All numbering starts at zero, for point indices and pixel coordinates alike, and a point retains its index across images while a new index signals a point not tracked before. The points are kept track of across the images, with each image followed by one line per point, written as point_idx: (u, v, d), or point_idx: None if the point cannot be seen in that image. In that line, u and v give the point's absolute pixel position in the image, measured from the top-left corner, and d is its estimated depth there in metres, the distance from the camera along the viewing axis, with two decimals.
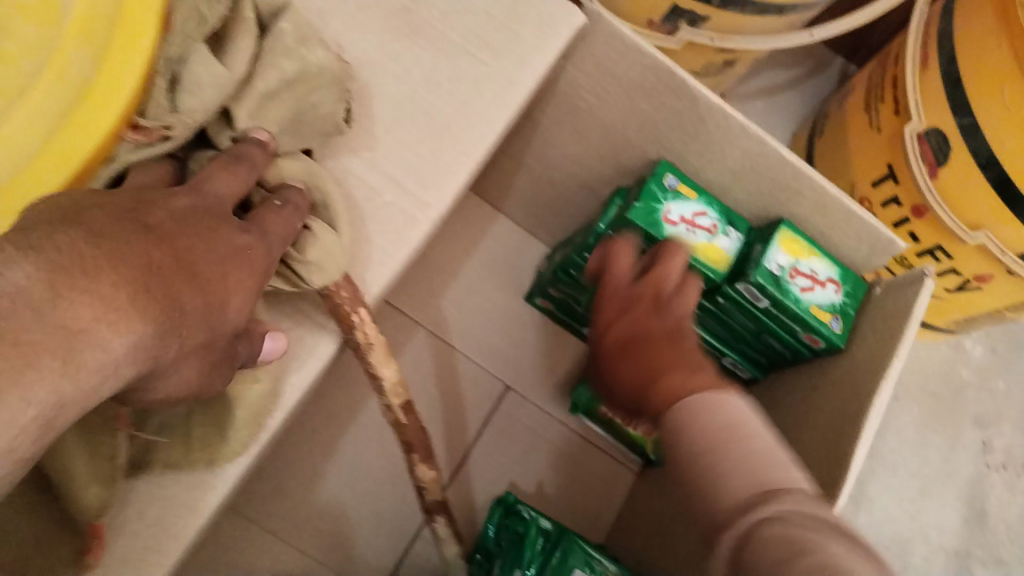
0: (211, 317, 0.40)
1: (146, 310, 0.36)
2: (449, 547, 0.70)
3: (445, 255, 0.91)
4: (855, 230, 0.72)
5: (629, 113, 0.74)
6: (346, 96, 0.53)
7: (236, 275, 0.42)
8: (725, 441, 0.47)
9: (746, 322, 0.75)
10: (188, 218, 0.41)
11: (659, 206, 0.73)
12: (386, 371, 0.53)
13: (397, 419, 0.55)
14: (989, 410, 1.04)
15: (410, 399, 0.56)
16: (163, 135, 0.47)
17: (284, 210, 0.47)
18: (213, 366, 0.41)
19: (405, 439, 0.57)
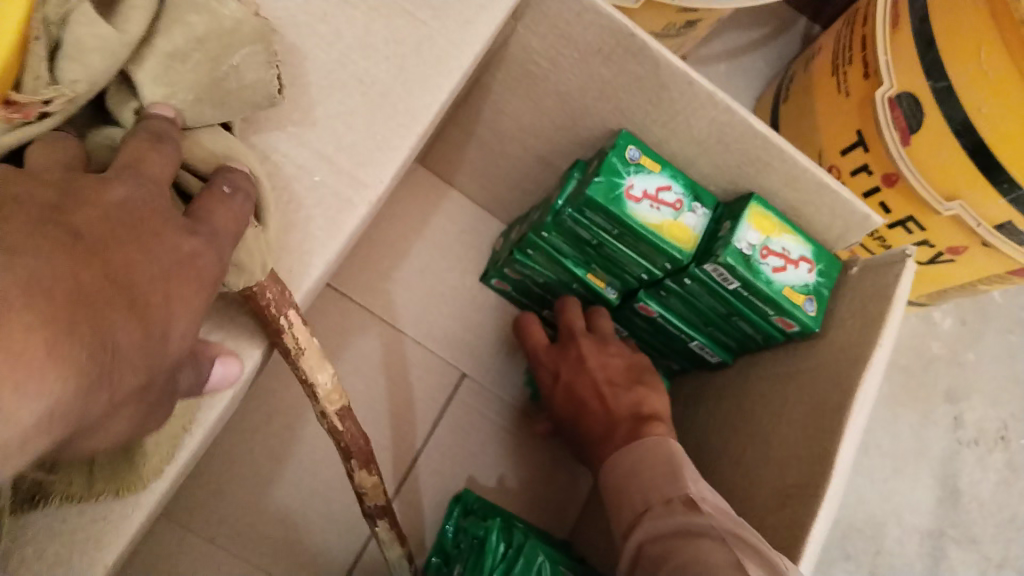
0: (153, 351, 0.30)
1: (75, 355, 0.26)
2: (393, 548, 0.63)
3: (393, 235, 0.84)
4: (829, 204, 0.67)
5: (587, 79, 0.68)
6: (271, 62, 0.47)
7: (182, 293, 0.32)
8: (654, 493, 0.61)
9: (714, 304, 0.70)
10: (122, 217, 0.32)
11: (621, 180, 0.67)
12: (320, 377, 0.46)
13: (332, 426, 0.48)
14: (960, 383, 1.01)
15: (348, 403, 0.49)
16: (41, 112, 0.40)
17: (232, 200, 0.38)
18: (150, 408, 0.32)
19: (342, 446, 0.50)
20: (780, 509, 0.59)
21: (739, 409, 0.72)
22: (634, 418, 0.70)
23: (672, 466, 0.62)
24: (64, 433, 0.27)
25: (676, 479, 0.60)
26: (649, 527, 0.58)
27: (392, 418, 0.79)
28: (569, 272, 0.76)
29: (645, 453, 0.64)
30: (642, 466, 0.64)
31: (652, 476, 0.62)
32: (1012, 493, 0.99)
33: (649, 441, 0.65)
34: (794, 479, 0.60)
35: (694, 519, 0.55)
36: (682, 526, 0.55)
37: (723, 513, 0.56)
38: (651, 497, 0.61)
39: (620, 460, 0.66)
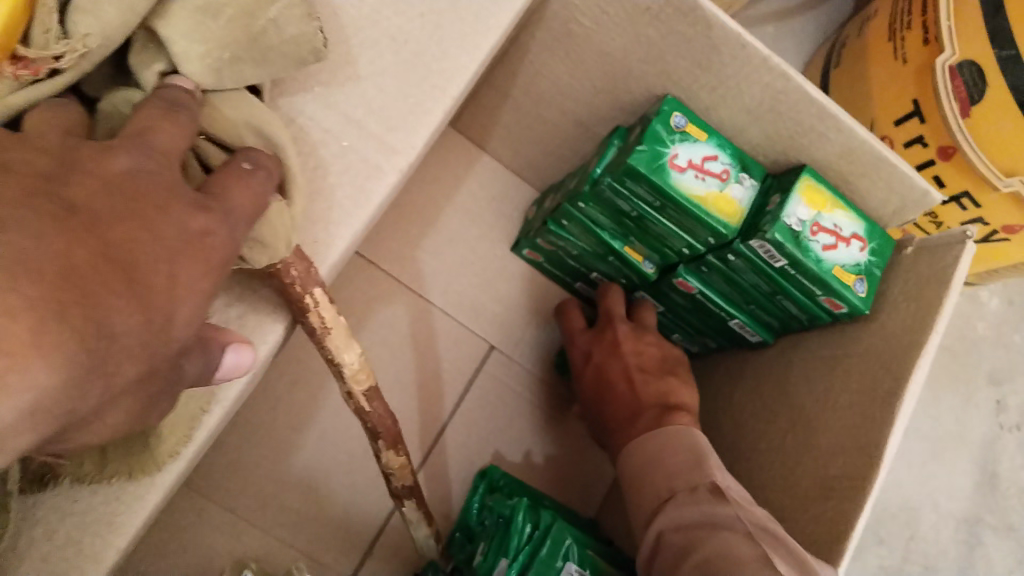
0: (155, 339, 0.28)
1: (65, 346, 0.25)
2: (420, 527, 0.62)
3: (423, 199, 0.81)
4: (886, 179, 0.63)
5: (632, 41, 0.64)
6: (312, 15, 0.43)
7: (189, 273, 0.30)
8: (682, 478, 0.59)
9: (758, 282, 0.67)
10: (128, 188, 0.29)
11: (664, 148, 0.64)
12: (348, 357, 0.44)
13: (359, 407, 0.46)
14: (1004, 365, 0.97)
15: (374, 383, 0.47)
16: (52, 67, 0.37)
17: (252, 175, 0.36)
18: (156, 396, 0.30)
19: (369, 425, 0.48)
20: (825, 500, 0.57)
21: (779, 395, 0.69)
22: (661, 405, 0.68)
23: (698, 455, 0.60)
24: (48, 427, 0.25)
25: (701, 467, 0.58)
26: (669, 515, 0.56)
27: (417, 390, 0.76)
28: (605, 244, 0.73)
29: (672, 442, 0.62)
30: (667, 454, 0.62)
31: (676, 463, 0.60)
32: None
33: (676, 431, 0.63)
34: (837, 470, 0.58)
35: (718, 510, 0.53)
36: (705, 516, 0.53)
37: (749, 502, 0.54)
38: (673, 484, 0.59)
39: (644, 447, 0.64)
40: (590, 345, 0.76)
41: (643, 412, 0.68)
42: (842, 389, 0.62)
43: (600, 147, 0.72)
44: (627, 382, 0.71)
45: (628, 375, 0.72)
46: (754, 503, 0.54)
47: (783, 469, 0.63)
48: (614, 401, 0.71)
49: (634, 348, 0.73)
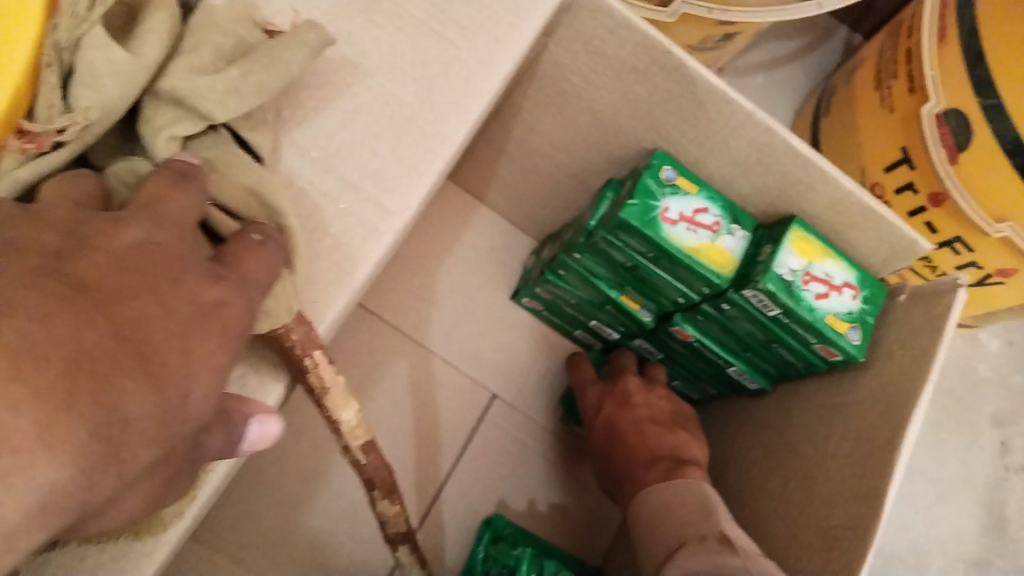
0: (172, 418, 0.27)
1: (72, 436, 0.24)
2: (412, 572, 0.61)
3: (422, 253, 0.82)
4: (874, 228, 0.64)
5: (621, 96, 0.66)
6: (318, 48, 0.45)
7: (205, 347, 0.29)
8: (694, 523, 0.59)
9: (753, 332, 0.68)
10: (139, 265, 0.29)
11: (656, 202, 0.65)
12: (344, 415, 0.44)
13: (357, 461, 0.46)
14: (1007, 407, 0.97)
15: (372, 434, 0.46)
16: (56, 140, 0.38)
17: (264, 247, 0.36)
18: (174, 473, 0.30)
19: (366, 477, 0.48)
20: (827, 551, 0.57)
21: (780, 442, 0.69)
22: (672, 458, 0.69)
23: (708, 509, 0.60)
24: (62, 521, 0.24)
25: (712, 520, 0.58)
26: (678, 564, 0.55)
27: (420, 444, 0.76)
28: (602, 295, 0.74)
29: (683, 495, 0.63)
30: (676, 507, 0.62)
31: (688, 515, 0.60)
32: None
33: (689, 485, 0.64)
34: (840, 519, 0.58)
35: (726, 561, 0.53)
36: (712, 566, 0.53)
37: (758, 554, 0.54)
38: (684, 537, 0.58)
39: (655, 499, 0.64)
40: (601, 399, 0.77)
41: (653, 465, 0.69)
42: (840, 433, 0.63)
43: (596, 200, 0.73)
44: (638, 436, 0.72)
45: (641, 430, 0.72)
46: (763, 555, 0.54)
47: (788, 516, 0.63)
48: (625, 454, 0.72)
49: (646, 405, 0.74)
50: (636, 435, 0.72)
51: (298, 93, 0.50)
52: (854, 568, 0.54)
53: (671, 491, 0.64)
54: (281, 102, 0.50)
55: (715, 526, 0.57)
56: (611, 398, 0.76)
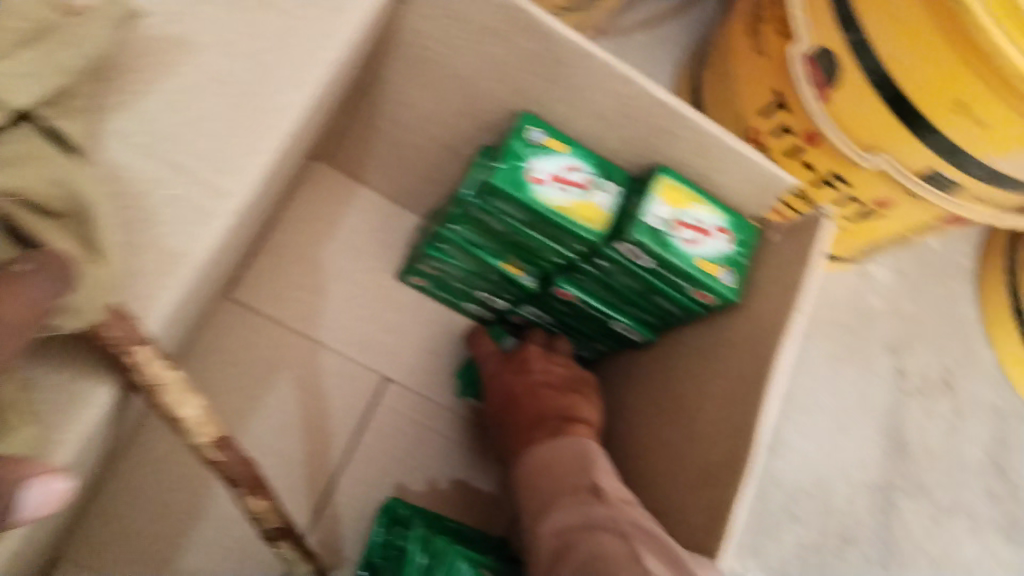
0: None
1: None
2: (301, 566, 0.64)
3: (301, 239, 0.80)
4: (739, 171, 0.65)
5: (484, 61, 0.63)
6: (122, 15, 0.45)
7: None
8: (573, 478, 0.63)
9: (630, 282, 0.68)
10: None
11: (523, 163, 0.64)
12: (186, 412, 0.43)
13: (208, 458, 0.45)
14: (901, 334, 0.99)
15: (225, 432, 0.46)
16: None
17: (35, 273, 0.34)
18: None
19: (224, 475, 0.48)
20: (706, 489, 0.60)
21: (665, 391, 0.71)
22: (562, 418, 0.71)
23: (584, 462, 0.64)
24: None
25: (588, 474, 0.63)
26: (556, 518, 0.60)
27: (310, 433, 0.75)
28: (484, 263, 0.73)
29: (562, 452, 0.66)
30: (555, 465, 0.66)
31: (568, 469, 0.64)
32: (959, 439, 0.98)
33: (569, 443, 0.67)
34: (717, 456, 0.61)
35: (595, 512, 0.58)
36: (584, 519, 0.58)
37: (626, 502, 0.59)
38: (560, 492, 0.62)
39: (538, 456, 0.68)
40: (498, 367, 0.78)
41: (543, 426, 0.71)
42: (717, 374, 0.65)
43: (468, 168, 0.71)
44: (532, 403, 0.73)
45: (535, 393, 0.74)
46: (630, 501, 0.59)
47: (673, 460, 0.65)
48: (520, 417, 0.73)
49: (539, 369, 0.76)
50: (528, 397, 0.74)
51: (118, 79, 0.48)
52: (729, 504, 0.57)
53: (551, 450, 0.67)
54: (98, 89, 0.47)
55: (589, 479, 0.62)
56: (505, 370, 0.77)
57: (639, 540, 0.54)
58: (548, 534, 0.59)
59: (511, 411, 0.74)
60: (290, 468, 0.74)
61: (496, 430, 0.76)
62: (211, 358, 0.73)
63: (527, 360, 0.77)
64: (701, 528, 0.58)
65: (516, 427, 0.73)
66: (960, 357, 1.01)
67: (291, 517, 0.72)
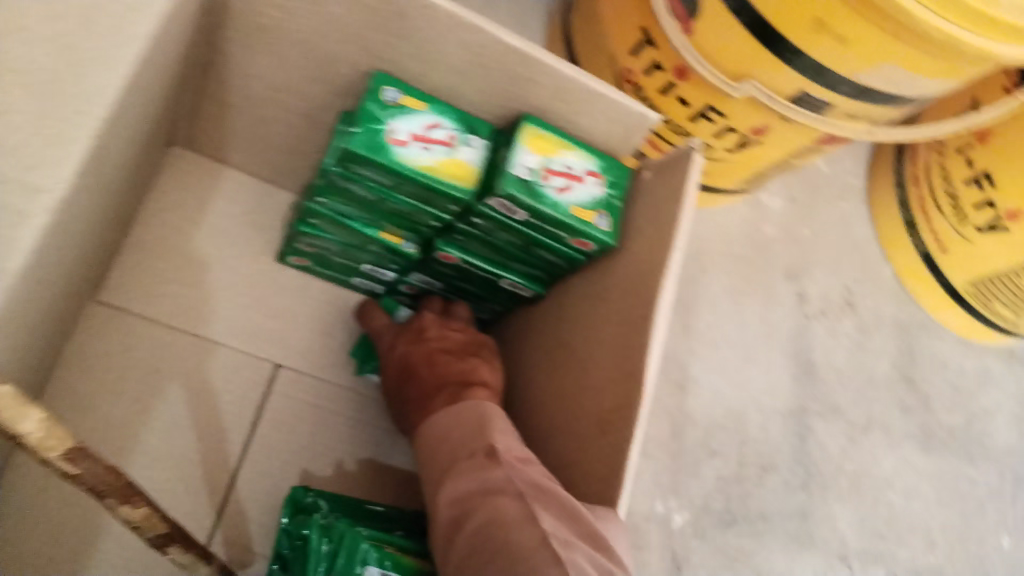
0: None
1: None
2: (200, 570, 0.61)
3: (167, 232, 0.77)
4: (602, 111, 0.64)
5: (325, 23, 0.60)
6: None
7: None
8: (469, 444, 0.60)
9: (509, 238, 0.66)
10: None
11: (381, 126, 0.61)
12: (26, 426, 0.40)
13: (65, 471, 0.43)
14: (798, 259, 1.00)
15: (79, 442, 0.44)
16: None
17: None
18: None
19: (88, 487, 0.46)
20: (602, 436, 0.59)
21: (556, 341, 0.70)
22: (460, 384, 0.68)
23: (480, 425, 0.62)
24: None
25: (484, 437, 0.60)
26: (454, 485, 0.57)
27: (200, 430, 0.72)
28: (361, 234, 0.70)
29: (458, 416, 0.64)
30: (452, 430, 0.63)
31: (465, 432, 0.62)
32: (865, 355, 1.00)
33: (466, 406, 0.64)
34: (610, 402, 0.60)
35: (491, 476, 0.55)
36: (482, 486, 0.55)
37: (524, 464, 0.57)
38: (456, 458, 0.60)
39: (435, 422, 0.65)
40: (394, 339, 0.75)
41: (440, 393, 0.68)
42: (604, 319, 0.65)
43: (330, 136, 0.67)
44: (430, 370, 0.70)
45: (432, 361, 0.71)
46: (527, 461, 0.58)
47: (570, 410, 0.64)
48: (419, 385, 0.70)
49: (435, 336, 0.73)
50: (425, 365, 0.71)
51: None
52: (625, 450, 0.56)
53: (447, 417, 0.64)
54: None
55: (485, 443, 0.59)
56: (400, 341, 0.74)
57: (539, 506, 0.52)
58: (446, 507, 0.56)
59: (406, 383, 0.71)
60: (186, 469, 0.70)
61: (393, 406, 0.73)
62: (84, 362, 0.70)
63: (420, 328, 0.74)
64: (601, 477, 0.58)
65: (415, 396, 0.70)
66: (859, 275, 1.03)
67: (192, 519, 0.69)
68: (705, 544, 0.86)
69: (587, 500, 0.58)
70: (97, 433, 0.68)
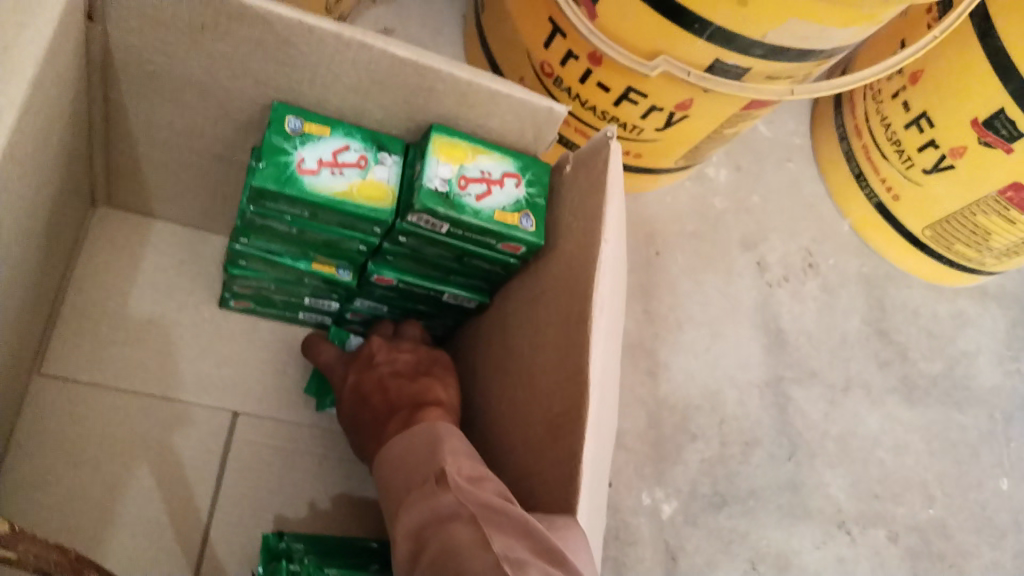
0: None
1: None
2: None
3: (103, 294, 0.76)
4: (509, 110, 0.63)
5: (212, 62, 0.59)
6: None
7: None
8: (422, 470, 0.57)
9: (441, 253, 0.65)
10: None
11: (288, 158, 0.59)
12: None
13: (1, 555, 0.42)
14: (753, 229, 0.99)
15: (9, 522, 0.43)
16: None
17: None
18: None
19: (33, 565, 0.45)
20: (555, 440, 0.57)
21: (500, 348, 0.69)
22: (413, 405, 0.65)
23: (435, 447, 0.58)
24: None
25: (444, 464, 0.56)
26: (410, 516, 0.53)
27: (164, 489, 0.70)
28: (293, 269, 0.69)
29: (412, 441, 0.60)
30: (408, 456, 0.59)
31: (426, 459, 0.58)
32: (835, 315, 0.98)
33: (421, 428, 0.61)
34: (559, 403, 0.58)
35: (442, 501, 0.51)
36: (434, 513, 0.51)
37: (478, 484, 0.53)
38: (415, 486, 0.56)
39: (392, 450, 0.61)
40: (348, 370, 0.73)
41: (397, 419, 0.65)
42: (545, 320, 0.63)
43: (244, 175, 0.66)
44: (386, 397, 0.67)
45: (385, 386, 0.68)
46: (480, 479, 0.54)
47: (523, 417, 0.63)
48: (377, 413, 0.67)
49: (386, 362, 0.71)
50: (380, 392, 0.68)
51: None
52: (578, 452, 0.54)
53: (400, 443, 0.61)
54: None
55: (437, 467, 0.55)
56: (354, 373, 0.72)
57: (492, 527, 0.48)
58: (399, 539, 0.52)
59: (360, 413, 0.69)
60: (154, 531, 0.69)
61: (352, 436, 0.71)
62: (33, 438, 0.68)
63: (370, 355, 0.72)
64: (558, 482, 0.55)
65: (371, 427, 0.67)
66: (817, 236, 1.02)
67: None
68: (698, 529, 0.84)
69: (548, 509, 0.55)
70: (57, 506, 0.67)
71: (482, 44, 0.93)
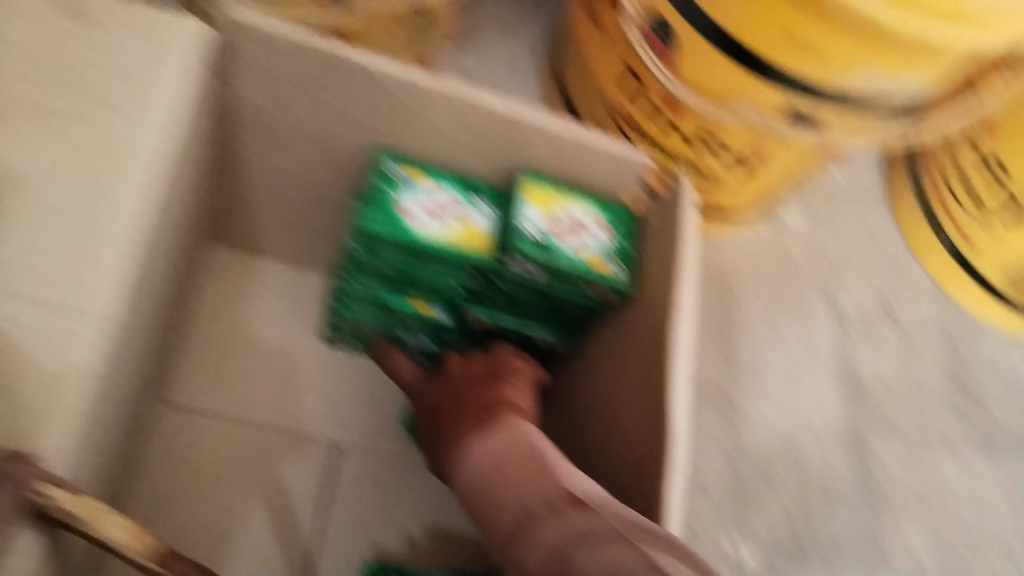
0: None
1: None
2: None
3: (215, 328, 0.82)
4: (593, 157, 0.67)
5: (324, 113, 0.65)
6: None
7: None
8: (535, 484, 0.58)
9: (534, 297, 0.68)
10: None
11: (395, 205, 0.63)
12: (107, 531, 0.45)
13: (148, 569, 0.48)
14: (828, 274, 1.01)
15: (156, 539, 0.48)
16: None
17: None
18: None
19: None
20: (644, 481, 0.59)
21: (594, 379, 0.72)
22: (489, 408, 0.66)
23: (538, 463, 0.59)
24: None
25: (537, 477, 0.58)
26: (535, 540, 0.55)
27: (270, 513, 0.75)
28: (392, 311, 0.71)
29: (506, 450, 0.61)
30: (505, 468, 0.60)
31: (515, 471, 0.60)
32: (913, 362, 0.99)
33: (513, 437, 0.62)
34: (644, 438, 0.61)
35: (584, 522, 0.53)
36: (576, 532, 0.52)
37: (606, 501, 0.55)
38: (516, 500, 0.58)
39: (476, 462, 0.62)
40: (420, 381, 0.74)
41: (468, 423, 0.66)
42: (630, 359, 0.67)
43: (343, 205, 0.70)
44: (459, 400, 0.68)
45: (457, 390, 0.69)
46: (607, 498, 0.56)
47: (613, 450, 0.66)
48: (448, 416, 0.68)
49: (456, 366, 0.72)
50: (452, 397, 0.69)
51: None
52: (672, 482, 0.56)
53: (491, 450, 0.62)
54: None
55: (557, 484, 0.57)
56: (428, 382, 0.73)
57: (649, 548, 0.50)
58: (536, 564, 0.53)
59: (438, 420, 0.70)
60: (262, 552, 0.73)
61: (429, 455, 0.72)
62: (153, 467, 0.74)
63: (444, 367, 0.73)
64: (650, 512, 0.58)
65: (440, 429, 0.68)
66: (892, 280, 1.03)
67: None
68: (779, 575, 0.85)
69: None
70: (173, 527, 0.72)
71: (560, 91, 0.98)
